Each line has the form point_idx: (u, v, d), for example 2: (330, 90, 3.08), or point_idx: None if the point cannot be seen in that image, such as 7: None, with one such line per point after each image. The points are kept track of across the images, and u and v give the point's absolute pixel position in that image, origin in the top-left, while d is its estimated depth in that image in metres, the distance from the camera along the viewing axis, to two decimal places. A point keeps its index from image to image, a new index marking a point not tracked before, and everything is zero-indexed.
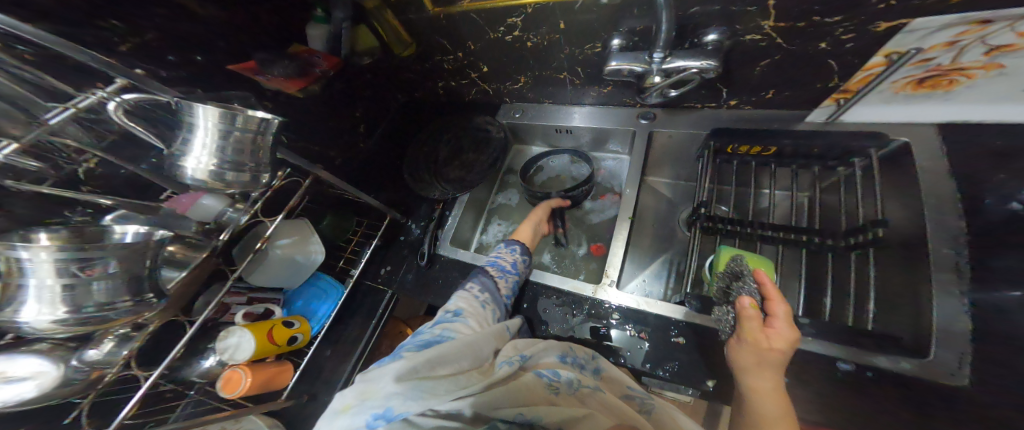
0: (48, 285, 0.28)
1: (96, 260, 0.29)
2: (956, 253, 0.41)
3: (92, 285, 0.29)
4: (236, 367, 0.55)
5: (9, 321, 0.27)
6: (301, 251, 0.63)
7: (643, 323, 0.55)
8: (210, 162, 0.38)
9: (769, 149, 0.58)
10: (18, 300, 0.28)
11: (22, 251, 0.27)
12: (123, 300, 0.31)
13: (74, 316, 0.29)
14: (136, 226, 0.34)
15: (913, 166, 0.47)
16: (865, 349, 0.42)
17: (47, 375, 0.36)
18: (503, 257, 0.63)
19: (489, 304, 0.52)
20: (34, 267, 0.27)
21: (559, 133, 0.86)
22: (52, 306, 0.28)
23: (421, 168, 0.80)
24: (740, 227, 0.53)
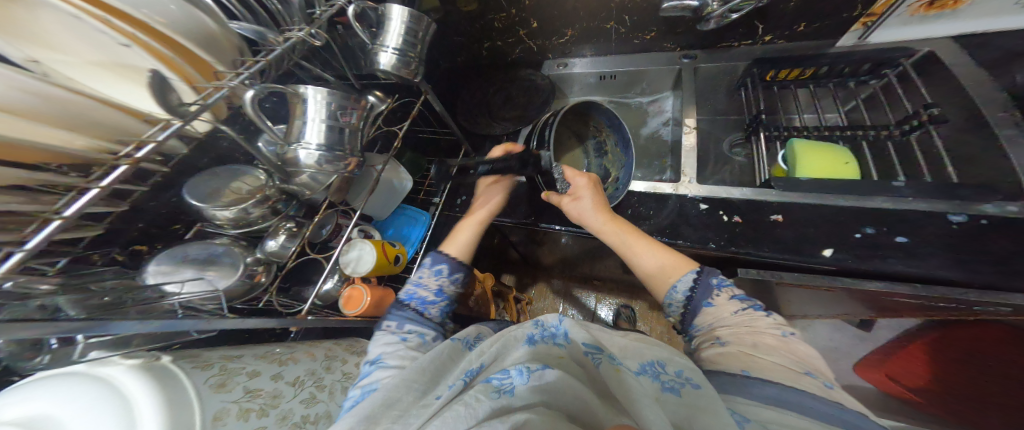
0: (319, 122, 0.38)
1: (349, 111, 0.39)
2: (1011, 115, 0.51)
3: (337, 130, 0.40)
4: (354, 285, 0.63)
5: (293, 148, 0.38)
6: (396, 177, 0.71)
7: (734, 208, 0.59)
8: (394, 51, 0.46)
9: (806, 71, 0.67)
10: (301, 134, 0.39)
11: (310, 89, 0.37)
12: (348, 153, 0.41)
13: (327, 155, 0.39)
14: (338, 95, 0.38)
15: (945, 67, 0.56)
16: (970, 200, 0.49)
17: (232, 272, 0.45)
18: (421, 285, 0.56)
19: (415, 332, 0.51)
20: (318, 103, 0.37)
21: (603, 81, 0.89)
22: (317, 139, 0.39)
23: (475, 112, 0.87)
24: (797, 131, 0.62)
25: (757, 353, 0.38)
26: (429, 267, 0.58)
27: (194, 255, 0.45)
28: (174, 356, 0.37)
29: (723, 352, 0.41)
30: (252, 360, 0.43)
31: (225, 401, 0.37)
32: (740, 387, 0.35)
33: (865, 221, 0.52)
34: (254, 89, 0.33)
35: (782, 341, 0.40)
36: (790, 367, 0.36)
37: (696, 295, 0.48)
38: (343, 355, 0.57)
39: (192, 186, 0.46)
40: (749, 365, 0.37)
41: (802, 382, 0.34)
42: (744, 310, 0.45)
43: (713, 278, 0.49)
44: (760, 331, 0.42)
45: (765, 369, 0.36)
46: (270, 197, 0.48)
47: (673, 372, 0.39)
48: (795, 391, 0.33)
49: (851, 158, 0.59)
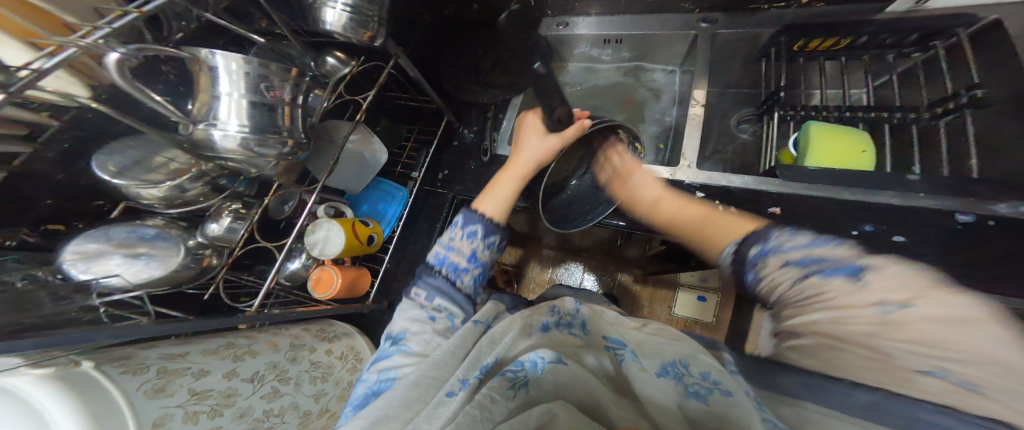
0: (238, 98, 0.32)
1: (276, 84, 0.34)
2: None
3: (266, 108, 0.34)
4: (324, 266, 0.58)
5: (206, 130, 0.32)
6: (367, 149, 0.64)
7: (730, 198, 0.56)
8: (345, 7, 0.39)
9: (841, 42, 0.58)
10: (212, 110, 0.32)
11: (219, 58, 0.30)
12: (284, 133, 0.36)
13: (252, 137, 0.33)
14: (254, 63, 0.31)
15: (1005, 38, 0.46)
16: (984, 198, 0.43)
17: (170, 258, 0.39)
18: (454, 252, 0.51)
19: (443, 310, 0.48)
20: (233, 75, 0.31)
21: (607, 45, 0.78)
22: (237, 119, 0.33)
23: (460, 77, 0.77)
24: (812, 113, 0.55)
25: (841, 343, 0.29)
26: (461, 227, 0.52)
27: (120, 239, 0.38)
28: (95, 359, 0.33)
29: (803, 342, 0.32)
30: (199, 357, 0.40)
31: (165, 407, 0.34)
32: (819, 392, 0.28)
33: (865, 218, 0.50)
34: (118, 52, 0.26)
35: (889, 323, 0.26)
36: (878, 355, 0.27)
37: (738, 268, 0.39)
38: (310, 343, 0.55)
39: (101, 160, 0.38)
40: (830, 365, 0.29)
41: (909, 383, 0.25)
42: (804, 279, 0.33)
43: (753, 247, 0.38)
44: (853, 312, 0.28)
45: (855, 369, 0.27)
46: (208, 172, 0.43)
47: (697, 375, 0.34)
48: (896, 400, 0.24)
49: (868, 145, 0.52)
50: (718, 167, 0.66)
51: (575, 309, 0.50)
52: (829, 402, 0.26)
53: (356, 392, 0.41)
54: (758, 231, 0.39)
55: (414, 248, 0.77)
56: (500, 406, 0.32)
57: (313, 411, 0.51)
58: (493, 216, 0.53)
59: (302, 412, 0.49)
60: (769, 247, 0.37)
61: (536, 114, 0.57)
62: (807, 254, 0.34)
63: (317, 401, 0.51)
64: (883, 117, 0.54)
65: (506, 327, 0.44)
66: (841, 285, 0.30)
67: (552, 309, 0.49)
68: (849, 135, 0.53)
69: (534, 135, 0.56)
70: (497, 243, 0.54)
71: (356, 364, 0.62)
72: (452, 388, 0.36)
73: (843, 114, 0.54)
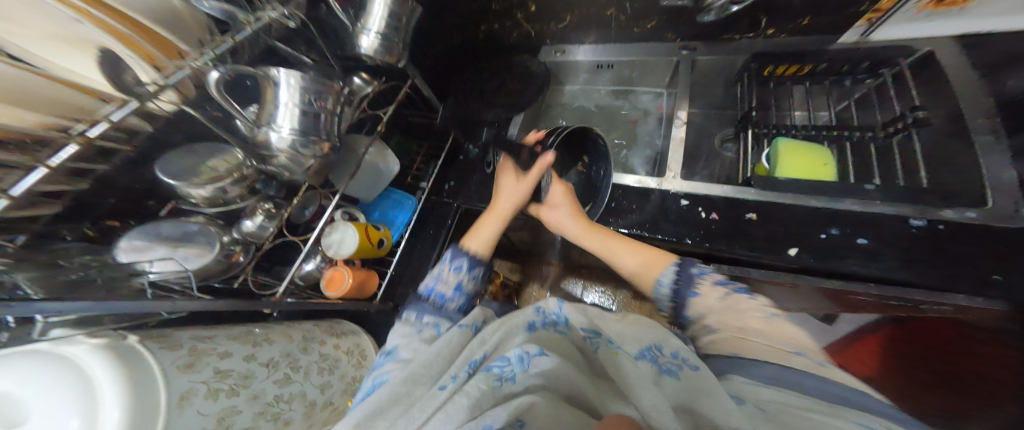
0: (293, 107, 0.38)
1: (325, 96, 0.40)
2: (990, 121, 0.50)
3: (312, 115, 0.40)
4: (336, 266, 0.62)
5: (266, 133, 0.38)
6: (383, 160, 0.69)
7: (711, 205, 0.62)
8: (378, 34, 0.45)
9: (805, 68, 0.66)
10: (271, 117, 0.39)
11: (283, 74, 0.37)
12: (324, 137, 0.41)
13: (301, 139, 0.39)
14: (301, 77, 0.37)
15: (942, 70, 0.54)
16: (932, 205, 0.50)
17: (204, 255, 0.43)
18: (443, 279, 0.58)
19: (428, 324, 0.51)
20: (292, 87, 0.37)
21: (599, 69, 0.86)
22: (289, 123, 0.39)
23: (465, 97, 0.83)
24: (782, 130, 0.62)
25: (745, 335, 0.41)
26: (449, 261, 0.60)
27: (167, 233, 0.43)
28: (140, 334, 0.36)
29: (713, 337, 0.44)
30: (224, 340, 0.44)
31: (193, 382, 0.38)
32: (742, 369, 0.37)
33: (832, 222, 0.54)
34: (217, 71, 0.35)
35: (767, 323, 0.41)
36: (769, 344, 0.39)
37: (680, 284, 0.47)
38: (321, 337, 0.59)
39: (163, 163, 0.44)
40: (740, 350, 0.40)
41: (788, 361, 0.36)
42: (729, 295, 0.44)
43: (692, 268, 0.48)
44: (740, 313, 0.43)
45: (756, 352, 0.39)
46: (247, 176, 0.47)
47: (669, 355, 0.39)
48: (800, 374, 0.33)
49: (832, 159, 0.59)
50: (702, 179, 0.72)
51: (562, 305, 0.47)
52: (751, 374, 0.35)
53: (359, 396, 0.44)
54: (689, 259, 0.50)
55: (420, 253, 0.82)
56: (486, 397, 0.36)
57: (318, 402, 0.53)
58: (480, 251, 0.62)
59: (308, 402, 0.52)
60: (705, 269, 0.47)
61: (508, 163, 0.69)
62: (725, 278, 0.46)
63: (322, 392, 0.54)
64: (845, 135, 0.60)
65: (497, 326, 0.45)
66: (748, 300, 0.43)
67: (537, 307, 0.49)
68: (815, 150, 0.59)
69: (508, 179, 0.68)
70: (480, 275, 0.62)
71: (362, 361, 0.65)
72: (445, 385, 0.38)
73: (811, 131, 0.61)
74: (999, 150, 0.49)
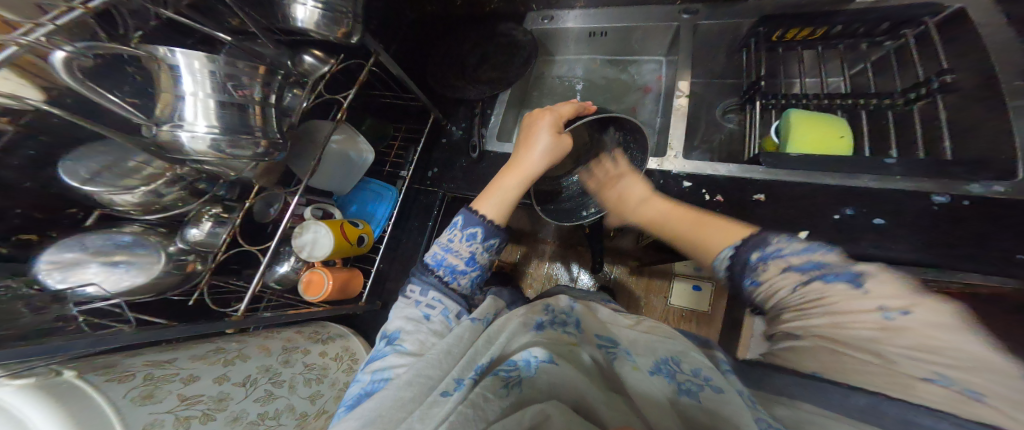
0: (205, 99, 0.32)
1: (245, 84, 0.34)
2: None
3: (235, 108, 0.34)
4: (314, 269, 0.57)
5: (171, 134, 0.32)
6: (353, 148, 0.63)
7: (715, 187, 0.57)
8: (316, 4, 0.38)
9: (817, 32, 0.58)
10: (176, 111, 0.32)
11: (179, 56, 0.29)
12: (257, 135, 0.36)
13: (223, 140, 0.33)
14: (197, 59, 0.30)
15: (975, 25, 0.48)
16: (957, 179, 0.46)
17: (147, 266, 0.38)
18: (451, 253, 0.50)
19: (437, 306, 0.47)
20: (198, 73, 0.30)
21: (591, 38, 0.78)
22: (203, 120, 0.32)
23: (445, 74, 0.74)
24: (792, 100, 0.56)
25: (844, 347, 0.27)
26: (460, 229, 0.51)
27: (96, 246, 0.37)
28: (78, 368, 0.32)
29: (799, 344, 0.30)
30: (189, 363, 0.40)
31: (156, 412, 0.33)
32: (816, 393, 0.27)
33: (845, 201, 0.50)
34: (65, 51, 0.26)
35: (883, 328, 0.25)
36: (881, 361, 0.25)
37: (734, 270, 0.36)
38: (304, 345, 0.55)
39: (69, 167, 0.37)
40: (825, 366, 0.27)
41: (915, 394, 0.23)
42: (806, 285, 0.30)
43: (753, 252, 0.35)
44: (852, 316, 0.27)
45: (853, 373, 0.26)
46: (184, 176, 0.42)
47: (689, 371, 0.36)
48: (893, 401, 0.23)
49: (845, 130, 0.53)
50: (705, 157, 0.66)
51: (570, 306, 0.51)
52: (822, 403, 0.26)
53: (350, 393, 0.40)
54: (760, 235, 0.36)
55: (406, 247, 0.77)
56: (493, 404, 0.34)
57: (310, 412, 0.50)
58: (494, 219, 0.52)
59: (299, 414, 0.48)
60: (769, 251, 0.34)
61: (540, 115, 0.56)
62: (807, 260, 0.31)
63: (313, 402, 0.51)
64: (862, 104, 0.54)
65: (503, 324, 0.45)
66: (840, 292, 0.28)
67: (546, 308, 0.49)
68: (827, 121, 0.53)
69: (545, 134, 0.54)
70: (496, 246, 0.53)
71: (353, 364, 0.62)
72: (448, 392, 0.36)
73: (823, 100, 0.55)
74: None
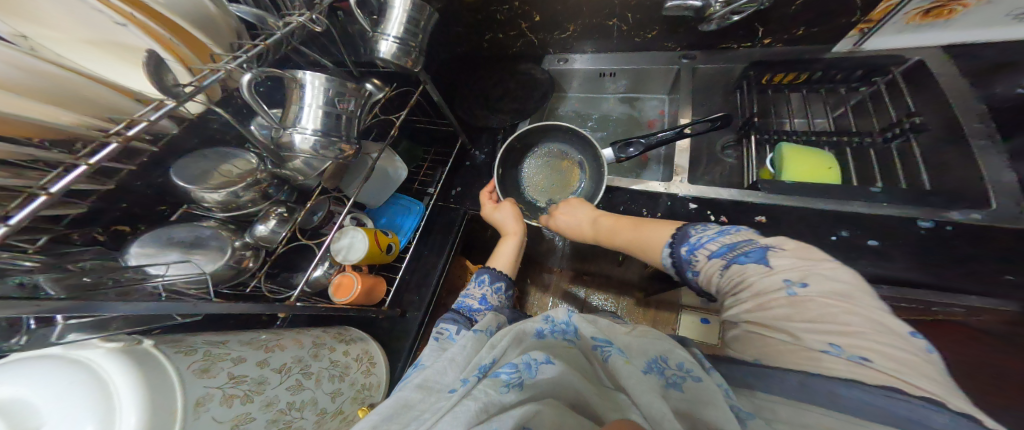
0: (317, 108, 0.39)
1: (348, 98, 0.41)
2: (985, 123, 0.51)
3: (336, 117, 0.41)
4: (345, 273, 0.62)
5: (292, 137, 0.39)
6: (391, 165, 0.70)
7: (720, 209, 0.62)
8: (395, 39, 0.46)
9: (800, 76, 0.67)
10: (297, 117, 0.39)
11: (309, 75, 0.38)
12: (345, 139, 0.42)
13: (324, 141, 0.40)
14: (318, 77, 0.38)
15: (934, 76, 0.56)
16: (938, 206, 0.51)
17: (214, 260, 0.43)
18: (470, 296, 0.60)
19: (446, 332, 0.52)
20: (317, 89, 0.38)
21: (602, 78, 0.88)
22: (313, 124, 0.39)
23: (471, 104, 0.83)
24: (784, 135, 0.63)
25: (771, 331, 0.29)
26: (474, 278, 0.63)
27: (180, 238, 0.43)
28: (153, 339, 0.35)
29: (736, 335, 0.33)
30: (237, 345, 0.43)
31: (208, 387, 0.36)
32: (762, 379, 0.27)
33: (840, 224, 0.55)
34: (251, 73, 0.34)
35: (791, 303, 0.29)
36: (790, 338, 0.28)
37: (680, 267, 0.41)
38: (330, 343, 0.58)
39: (179, 166, 0.45)
40: (761, 352, 0.29)
41: (826, 362, 0.25)
42: (729, 269, 0.34)
43: (682, 246, 0.40)
44: (769, 295, 0.30)
45: (780, 356, 0.28)
46: (261, 180, 0.47)
47: (678, 366, 0.34)
48: (822, 377, 0.25)
49: (833, 162, 0.60)
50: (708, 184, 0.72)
51: (569, 315, 0.47)
52: (776, 388, 0.26)
53: None
54: (683, 230, 0.42)
55: (426, 259, 0.81)
56: (494, 400, 0.36)
57: (329, 409, 0.51)
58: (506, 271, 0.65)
59: (319, 410, 0.50)
60: (694, 243, 0.39)
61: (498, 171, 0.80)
62: (722, 245, 0.36)
63: (333, 400, 0.53)
64: (847, 140, 0.61)
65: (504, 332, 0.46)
66: (755, 270, 0.32)
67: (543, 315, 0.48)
68: (817, 155, 0.60)
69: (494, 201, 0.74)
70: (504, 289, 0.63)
71: (370, 367, 0.64)
72: (450, 393, 0.39)
73: (811, 135, 0.62)
74: (995, 151, 0.50)
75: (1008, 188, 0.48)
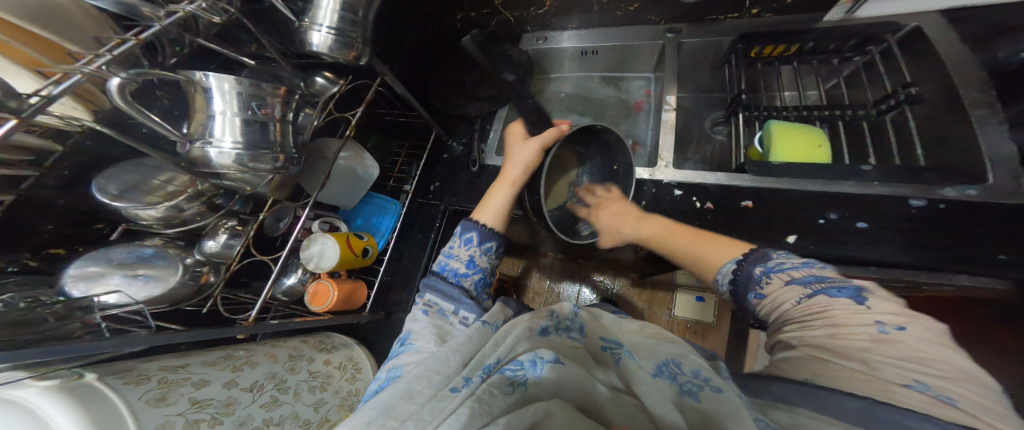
0: (232, 117, 0.36)
1: (269, 103, 0.38)
2: (986, 93, 0.48)
3: (258, 124, 0.38)
4: (320, 280, 0.60)
5: (203, 150, 0.36)
6: (359, 164, 0.66)
7: (706, 195, 0.60)
8: (331, 30, 0.42)
9: (791, 49, 0.62)
10: (207, 128, 0.36)
11: (211, 78, 0.34)
12: (275, 149, 0.40)
13: (246, 153, 0.37)
14: (219, 78, 0.34)
15: (934, 41, 0.51)
16: (936, 184, 0.48)
17: (162, 279, 0.40)
18: (453, 258, 0.56)
19: (434, 307, 0.51)
20: (227, 94, 0.35)
21: (584, 57, 0.82)
22: (230, 136, 0.36)
23: (445, 92, 0.78)
24: (771, 113, 0.60)
25: (831, 356, 0.28)
26: (460, 235, 0.57)
27: (120, 259, 0.41)
28: (97, 371, 0.34)
29: (786, 355, 0.32)
30: (200, 368, 0.42)
31: (167, 415, 0.35)
32: (806, 397, 0.26)
33: (829, 206, 0.53)
34: (119, 76, 0.30)
35: (876, 339, 0.28)
36: (863, 367, 0.27)
37: (740, 284, 0.40)
38: (308, 354, 0.57)
39: (99, 184, 0.40)
40: (815, 373, 0.28)
41: (901, 396, 0.23)
42: (810, 298, 0.33)
43: (756, 267, 0.39)
44: (849, 328, 0.29)
45: (840, 380, 0.27)
46: (204, 192, 0.45)
47: (690, 373, 0.36)
48: (895, 407, 0.23)
49: (824, 139, 0.56)
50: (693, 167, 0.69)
51: (574, 312, 0.51)
52: (824, 409, 0.24)
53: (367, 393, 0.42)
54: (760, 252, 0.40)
55: (408, 258, 0.79)
56: (498, 400, 0.36)
57: (313, 420, 0.51)
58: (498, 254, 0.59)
59: (302, 421, 0.49)
60: (772, 266, 0.38)
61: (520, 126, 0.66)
62: (808, 274, 0.35)
63: (316, 410, 0.52)
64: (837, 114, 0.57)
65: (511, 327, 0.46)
66: (844, 306, 0.31)
67: (551, 314, 0.50)
68: (807, 132, 0.57)
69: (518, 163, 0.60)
70: (494, 249, 0.57)
71: (355, 373, 0.63)
72: (459, 388, 0.37)
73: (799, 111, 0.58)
74: (994, 123, 0.47)
75: (1007, 159, 0.45)
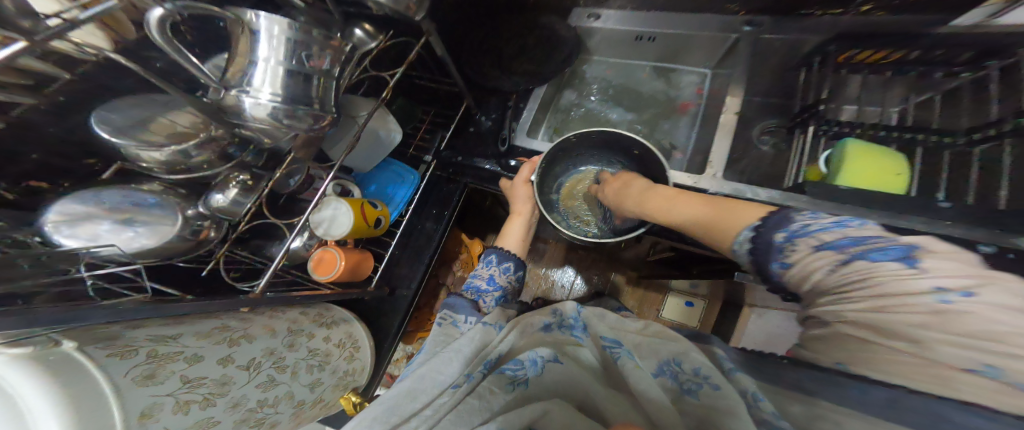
0: (276, 65, 0.32)
1: (317, 54, 0.34)
2: None
3: (301, 77, 0.34)
4: (326, 247, 0.55)
5: (238, 100, 0.32)
6: (383, 127, 0.59)
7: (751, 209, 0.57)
8: None
9: (892, 57, 0.53)
10: (246, 76, 0.32)
11: (262, 20, 0.31)
12: (315, 106, 0.36)
13: (284, 107, 0.33)
14: (271, 20, 0.31)
15: None
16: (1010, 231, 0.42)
17: (161, 228, 0.35)
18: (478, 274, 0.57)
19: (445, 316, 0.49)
20: (275, 39, 0.32)
21: (639, 42, 0.75)
22: (270, 87, 0.33)
23: (482, 60, 0.70)
24: (845, 129, 0.54)
25: (881, 336, 0.24)
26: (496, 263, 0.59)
27: (113, 203, 0.35)
28: (78, 338, 0.29)
29: (823, 332, 0.28)
30: (193, 340, 0.37)
31: (156, 395, 0.31)
32: (833, 386, 0.25)
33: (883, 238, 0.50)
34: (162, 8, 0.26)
35: (934, 313, 0.22)
36: (914, 349, 0.22)
37: (759, 255, 0.33)
38: (309, 328, 0.52)
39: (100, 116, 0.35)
40: (850, 358, 0.25)
41: (956, 387, 0.20)
42: (846, 266, 0.27)
43: (777, 232, 0.32)
44: (903, 300, 0.23)
45: (883, 363, 0.23)
46: (218, 138, 0.39)
47: (691, 371, 0.33)
48: (941, 401, 0.20)
49: (901, 166, 0.51)
50: (740, 177, 0.64)
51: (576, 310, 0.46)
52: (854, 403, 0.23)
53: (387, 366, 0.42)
54: (780, 213, 0.33)
55: (419, 234, 0.74)
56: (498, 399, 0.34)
57: (308, 401, 0.49)
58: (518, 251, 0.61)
59: (296, 402, 0.47)
60: (796, 229, 0.30)
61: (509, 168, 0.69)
62: (844, 236, 0.28)
63: (312, 390, 0.50)
64: (920, 139, 0.52)
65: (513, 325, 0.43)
66: (890, 272, 0.25)
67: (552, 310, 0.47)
68: (884, 155, 0.51)
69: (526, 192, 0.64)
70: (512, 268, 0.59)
71: (354, 352, 0.60)
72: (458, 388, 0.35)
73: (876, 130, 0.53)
74: None
75: None
